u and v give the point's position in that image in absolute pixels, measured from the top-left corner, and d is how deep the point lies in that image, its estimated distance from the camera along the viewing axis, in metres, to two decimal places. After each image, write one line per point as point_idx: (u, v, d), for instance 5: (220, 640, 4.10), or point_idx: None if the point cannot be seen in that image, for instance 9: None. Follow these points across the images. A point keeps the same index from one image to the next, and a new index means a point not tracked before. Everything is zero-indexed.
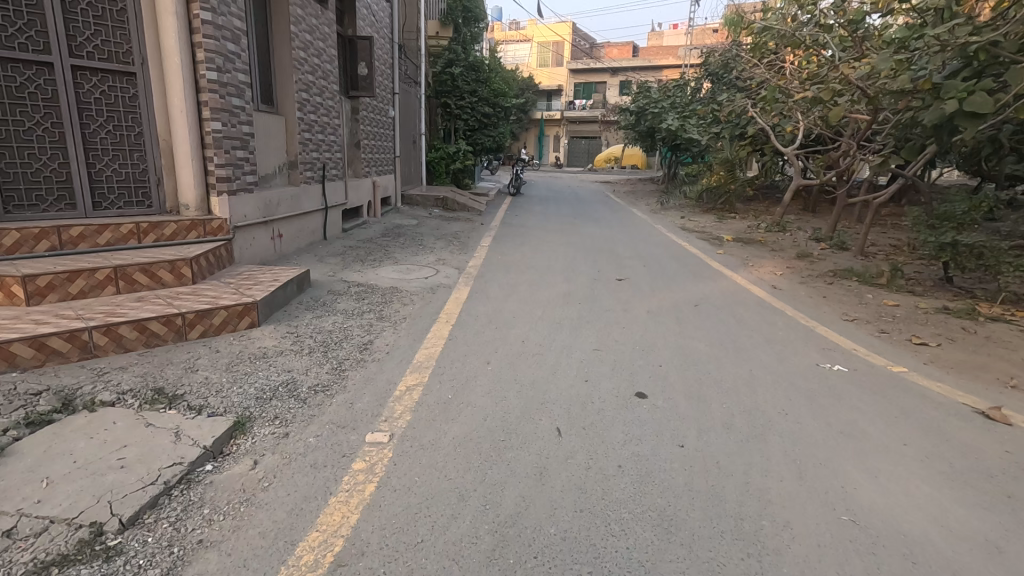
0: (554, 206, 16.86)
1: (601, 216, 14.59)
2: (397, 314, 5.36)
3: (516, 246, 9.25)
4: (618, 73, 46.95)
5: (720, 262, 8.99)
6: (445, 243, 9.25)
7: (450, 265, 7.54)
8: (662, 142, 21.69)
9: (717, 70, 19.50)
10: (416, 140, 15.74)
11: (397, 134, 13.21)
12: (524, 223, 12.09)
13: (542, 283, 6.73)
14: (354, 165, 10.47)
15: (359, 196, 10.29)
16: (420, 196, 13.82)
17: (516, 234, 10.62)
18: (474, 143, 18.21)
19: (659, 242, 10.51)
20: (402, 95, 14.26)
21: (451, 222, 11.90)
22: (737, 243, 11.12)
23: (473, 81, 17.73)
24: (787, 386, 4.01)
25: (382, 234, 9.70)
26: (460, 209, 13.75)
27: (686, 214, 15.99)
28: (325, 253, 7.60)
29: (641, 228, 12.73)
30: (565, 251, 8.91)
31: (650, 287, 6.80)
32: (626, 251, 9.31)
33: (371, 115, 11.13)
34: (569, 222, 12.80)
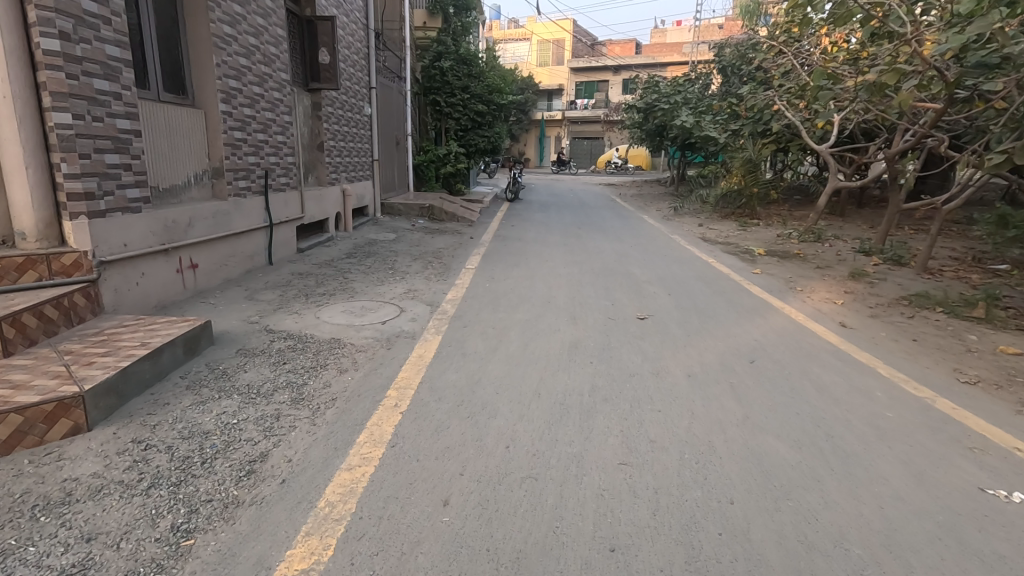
0: (555, 213, 15.18)
1: (609, 225, 12.91)
2: (327, 390, 3.68)
3: (509, 269, 7.56)
4: (622, 71, 45.34)
5: (760, 286, 7.30)
6: (423, 265, 7.59)
7: (421, 299, 5.87)
8: (673, 141, 20.04)
9: (733, 62, 17.79)
10: (399, 142, 14.16)
11: (375, 135, 11.59)
12: (520, 236, 10.40)
13: (540, 328, 5.05)
14: (316, 171, 8.81)
15: (321, 208, 8.63)
16: (402, 205, 12.15)
17: (510, 251, 8.95)
18: (467, 144, 16.59)
19: (680, 260, 8.80)
20: (383, 91, 12.67)
21: (435, 237, 10.22)
22: (772, 258, 9.43)
23: (465, 76, 16.09)
24: (960, 553, 2.31)
25: (348, 254, 8.04)
26: (449, 220, 12.11)
27: (703, 220, 14.30)
28: (262, 285, 5.93)
29: (656, 239, 11.02)
30: (569, 275, 7.21)
31: (684, 332, 5.09)
32: (644, 272, 7.62)
33: (339, 112, 9.48)
34: (573, 233, 11.12)
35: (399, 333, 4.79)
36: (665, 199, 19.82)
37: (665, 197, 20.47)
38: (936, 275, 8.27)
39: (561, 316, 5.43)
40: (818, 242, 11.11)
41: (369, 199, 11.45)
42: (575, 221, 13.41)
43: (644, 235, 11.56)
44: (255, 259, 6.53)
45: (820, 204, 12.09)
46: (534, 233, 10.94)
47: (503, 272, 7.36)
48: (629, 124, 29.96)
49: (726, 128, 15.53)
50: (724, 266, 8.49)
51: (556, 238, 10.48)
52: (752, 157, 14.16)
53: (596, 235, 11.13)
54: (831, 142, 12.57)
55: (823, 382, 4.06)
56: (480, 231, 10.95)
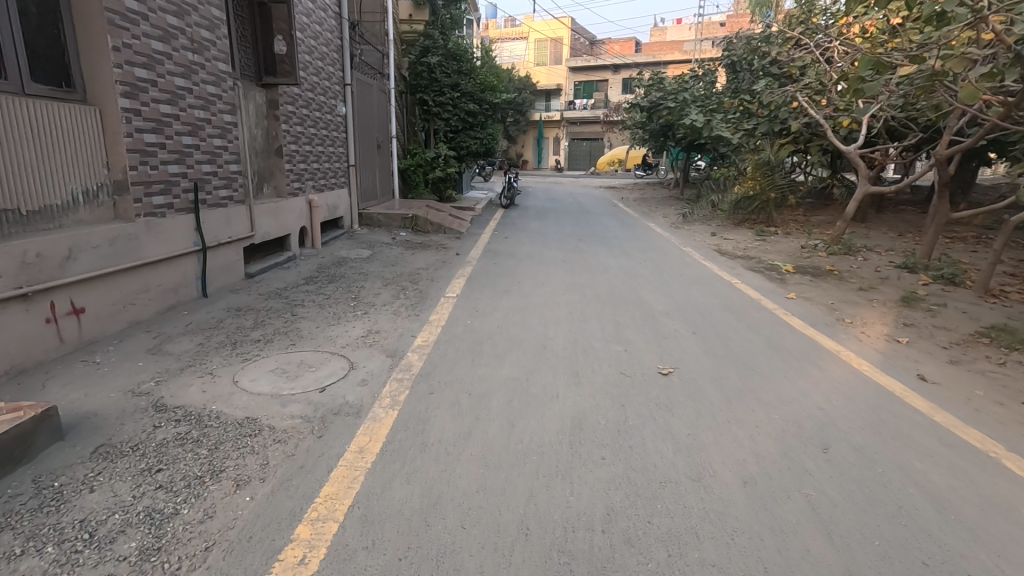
0: (553, 221, 13.91)
1: (613, 235, 11.69)
2: (202, 527, 2.43)
3: (496, 297, 6.30)
4: (621, 70, 44.22)
5: (800, 317, 6.07)
6: (393, 294, 6.33)
7: (382, 346, 4.63)
8: (679, 142, 18.84)
9: (744, 56, 16.54)
10: (382, 146, 12.97)
11: (351, 138, 10.39)
12: (513, 252, 9.13)
13: (532, 394, 3.81)
14: (274, 179, 7.59)
15: (279, 224, 7.38)
16: (382, 216, 10.91)
17: (499, 272, 7.69)
18: (457, 146, 15.38)
19: (697, 280, 7.60)
20: (362, 89, 11.47)
21: (416, 253, 8.97)
22: (803, 277, 8.20)
23: (455, 72, 14.86)
24: None
25: (305, 279, 6.79)
26: (434, 231, 10.86)
27: (715, 229, 13.05)
28: (181, 329, 4.69)
29: (667, 252, 9.78)
30: (567, 307, 5.96)
31: (723, 398, 3.84)
32: (658, 300, 6.37)
33: (303, 111, 8.25)
34: (572, 246, 9.88)
35: (339, 406, 3.54)
36: (672, 203, 18.55)
37: (672, 202, 19.20)
38: (1002, 298, 7.03)
39: (559, 371, 4.18)
40: (850, 255, 9.87)
41: (343, 209, 10.20)
42: (576, 231, 12.18)
43: (653, 247, 10.34)
44: (181, 292, 5.29)
45: (849, 210, 10.85)
46: (528, 247, 9.70)
47: (489, 301, 6.12)
48: (632, 124, 28.74)
49: (739, 127, 14.29)
50: (751, 289, 7.25)
51: (554, 252, 9.23)
52: (770, 159, 12.91)
53: (601, 248, 9.87)
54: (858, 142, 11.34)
55: (937, 493, 2.80)
56: (467, 246, 9.69)
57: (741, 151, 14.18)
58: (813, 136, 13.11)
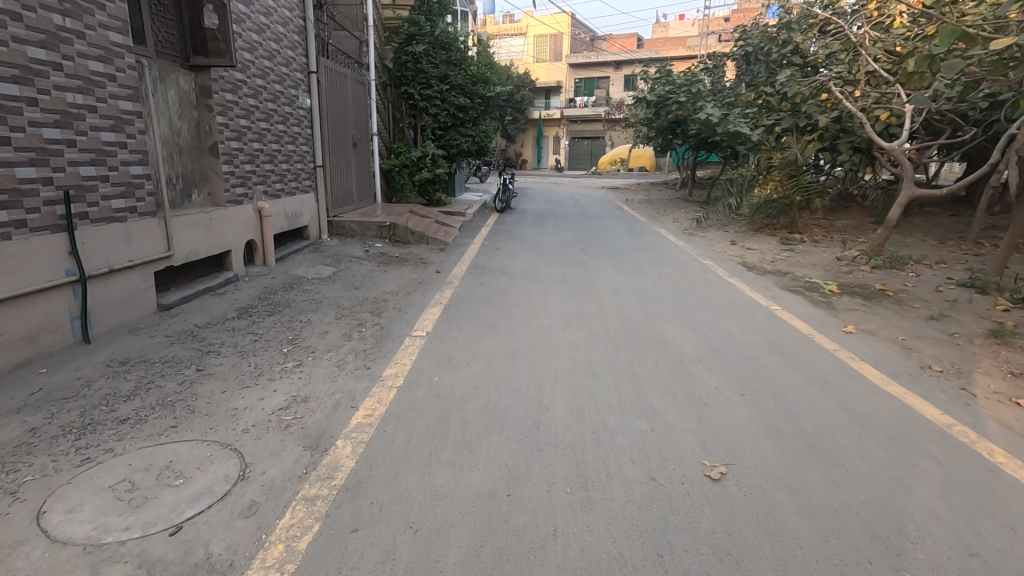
0: (552, 227, 12.50)
1: (621, 244, 10.29)
2: None
3: (476, 336, 4.89)
4: (624, 67, 42.92)
5: (874, 363, 4.65)
6: (345, 332, 4.93)
7: (306, 427, 3.23)
8: (688, 139, 17.48)
9: (760, 45, 15.15)
10: (362, 145, 11.56)
11: (318, 135, 9.00)
12: (504, 268, 7.73)
13: (516, 532, 2.40)
14: (209, 184, 6.19)
15: (213, 240, 5.99)
16: (356, 224, 9.50)
17: (484, 297, 6.28)
18: (446, 145, 14.01)
19: (727, 306, 6.21)
20: (335, 80, 10.06)
21: (389, 270, 7.58)
22: (853, 301, 6.79)
23: (444, 63, 13.46)
24: None
25: (239, 311, 5.40)
26: (415, 241, 9.47)
27: (734, 236, 11.64)
28: (18, 401, 3.31)
29: (686, 266, 8.38)
30: (569, 353, 4.55)
31: (816, 534, 2.44)
32: (684, 340, 4.96)
33: (249, 101, 6.84)
34: (573, 260, 8.48)
35: (190, 568, 2.13)
36: (681, 207, 17.15)
37: (681, 205, 17.79)
38: None
39: (557, 479, 2.79)
40: (898, 269, 8.45)
41: (308, 218, 8.79)
42: (578, 239, 10.78)
43: (668, 259, 8.94)
44: (44, 340, 3.90)
45: (892, 216, 9.44)
46: (522, 262, 8.29)
47: (466, 343, 4.71)
48: (635, 122, 27.31)
49: (759, 123, 12.92)
50: (796, 320, 5.85)
51: (552, 268, 7.83)
52: (797, 158, 11.53)
53: (608, 261, 8.49)
54: (901, 137, 9.93)
55: None
56: (451, 260, 8.29)
57: (761, 150, 12.80)
58: (842, 132, 11.72)
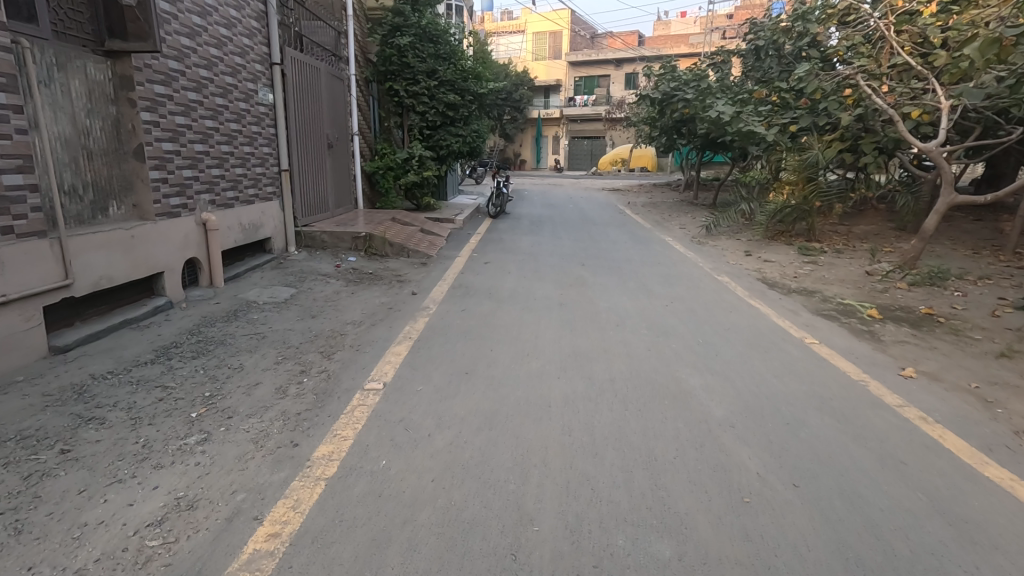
0: (548, 235, 11.48)
1: (624, 255, 9.27)
2: None
3: (445, 391, 3.86)
4: (624, 65, 41.93)
5: (957, 427, 3.61)
6: (280, 384, 3.90)
7: (173, 567, 2.20)
8: (694, 139, 16.48)
9: (771, 38, 14.11)
10: (339, 145, 10.53)
11: (283, 136, 7.97)
12: (490, 289, 6.70)
13: None
14: (133, 194, 5.18)
15: (135, 262, 4.99)
16: (327, 235, 8.47)
17: (464, 329, 5.26)
18: (435, 145, 13.01)
19: (754, 341, 5.18)
20: (306, 74, 9.01)
21: (357, 292, 6.55)
22: (900, 330, 5.76)
23: (431, 57, 12.42)
24: None
25: (157, 352, 4.37)
26: (394, 254, 8.44)
27: (749, 246, 10.61)
28: None
29: (699, 285, 7.35)
30: (563, 418, 3.52)
31: None
32: (709, 395, 3.93)
33: (190, 95, 5.80)
34: (571, 277, 7.45)
35: None
36: (687, 211, 16.13)
37: (687, 209, 16.77)
38: None
39: None
40: (941, 288, 7.42)
41: (271, 229, 7.76)
42: (577, 249, 9.74)
43: (678, 274, 7.91)
44: None
45: (929, 225, 8.41)
46: (513, 279, 7.26)
47: (432, 403, 3.68)
48: (638, 121, 26.28)
49: (773, 121, 11.89)
50: (840, 359, 4.82)
51: (546, 289, 6.81)
52: (818, 160, 10.54)
53: (610, 279, 7.46)
54: (938, 137, 8.90)
55: None
56: (431, 278, 7.26)
57: (775, 151, 11.76)
58: (865, 132, 10.73)
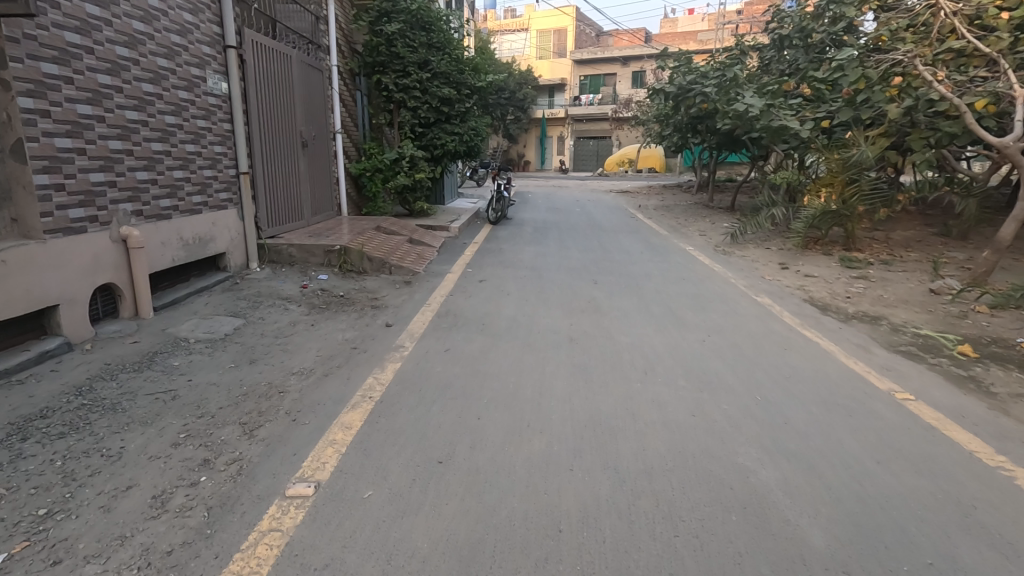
0: (554, 243, 10.22)
1: (643, 269, 8.01)
2: None
3: (404, 499, 2.62)
4: (631, 62, 40.70)
5: None
6: (164, 487, 2.66)
7: None
8: (712, 137, 15.23)
9: (800, 23, 12.66)
10: (317, 144, 9.32)
11: (241, 132, 6.75)
12: (483, 318, 5.45)
13: None
14: (12, 205, 4.04)
15: (9, 295, 3.81)
16: (295, 248, 7.24)
17: (444, 379, 4.01)
18: (429, 144, 11.81)
19: (828, 396, 3.91)
20: (275, 63, 7.79)
21: (319, 322, 5.32)
22: (1010, 376, 4.46)
23: (423, 46, 11.21)
24: None
25: (12, 427, 3.14)
26: (373, 271, 7.21)
27: (782, 256, 9.33)
28: None
29: (737, 310, 6.08)
30: (580, 560, 2.28)
31: None
32: (795, 504, 2.66)
33: (100, 77, 4.61)
34: (582, 300, 6.19)
35: None
36: (705, 215, 14.82)
37: (703, 213, 15.47)
38: None
39: None
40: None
41: (225, 242, 6.55)
42: (587, 262, 8.47)
43: (709, 296, 6.64)
44: None
45: (1004, 233, 7.03)
46: (512, 303, 6.00)
47: (380, 526, 2.44)
48: (647, 119, 24.96)
49: (807, 115, 10.59)
50: (952, 427, 3.54)
51: (553, 317, 5.55)
52: (863, 158, 9.29)
53: (629, 302, 6.20)
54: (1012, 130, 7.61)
55: None
56: (413, 303, 6.01)
57: (811, 148, 10.44)
58: (913, 126, 9.47)
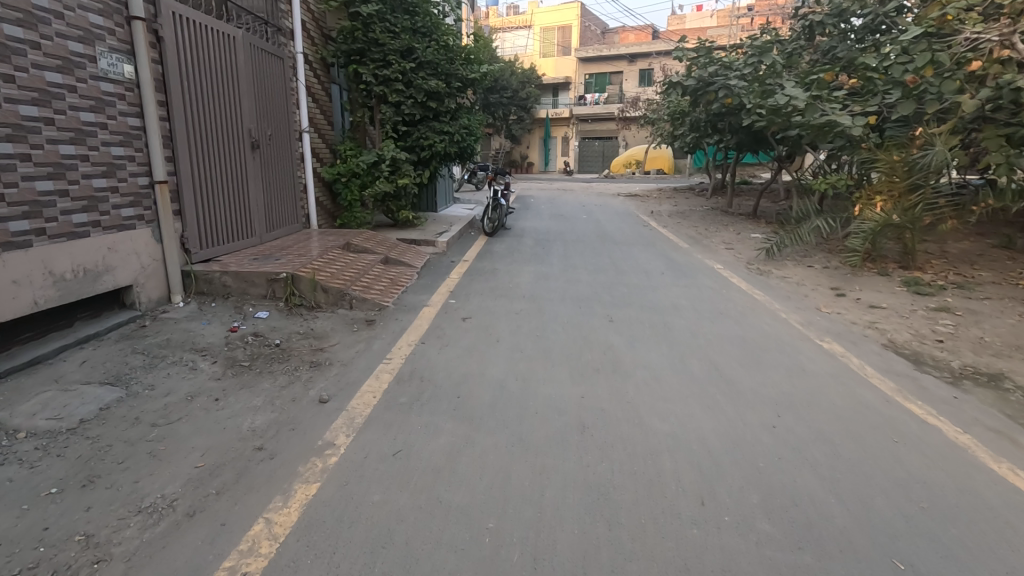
0: (559, 260, 8.70)
1: (668, 300, 6.45)
2: None
3: None
4: (637, 60, 39.21)
5: None
6: None
7: None
8: (733, 135, 13.70)
9: (838, 5, 11.04)
10: (275, 145, 7.79)
11: (153, 129, 5.20)
12: (458, 387, 3.90)
13: None
14: None
15: None
16: (230, 276, 5.72)
17: (380, 524, 2.47)
18: (415, 145, 10.30)
19: (1011, 562, 2.36)
20: (213, 43, 6.25)
21: (229, 393, 3.79)
22: None
23: (407, 33, 9.72)
24: None
25: None
26: (329, 305, 5.69)
27: (833, 279, 7.76)
28: None
29: (804, 366, 4.51)
30: None
31: None
32: None
33: None
34: (595, 352, 4.64)
35: None
36: (727, 224, 13.28)
37: (724, 221, 13.93)
38: None
39: None
40: None
41: (131, 272, 5.04)
42: (598, 287, 6.93)
43: (761, 343, 5.07)
44: None
45: None
46: (501, 359, 4.45)
47: None
48: (658, 118, 23.39)
49: (855, 108, 8.99)
50: None
51: (556, 382, 4.01)
52: (934, 160, 7.70)
53: (657, 354, 4.64)
54: None
55: None
56: (369, 357, 4.47)
57: (862, 148, 8.83)
58: (989, 121, 7.87)
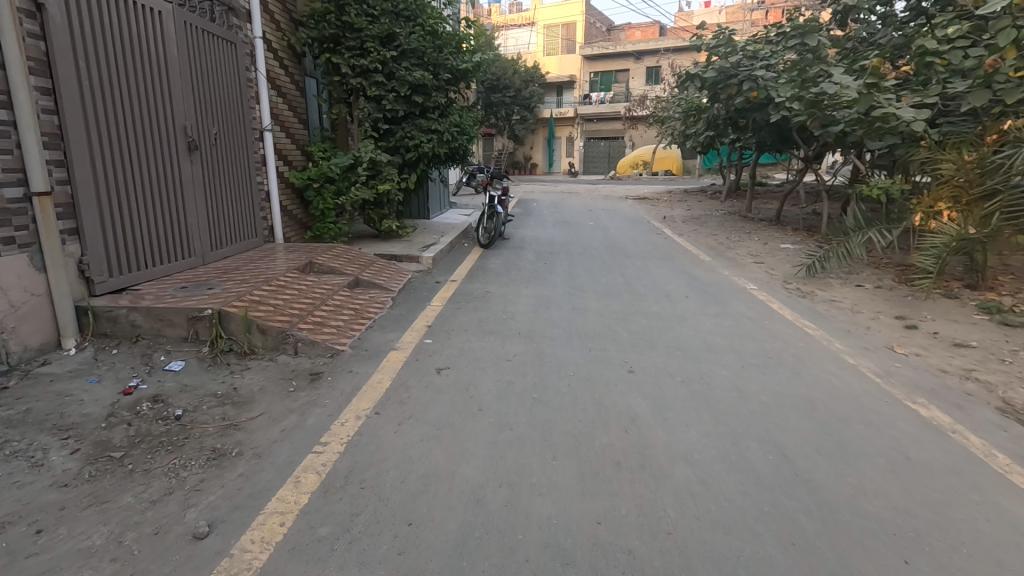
0: (562, 279, 7.41)
1: (699, 339, 5.14)
2: None
3: None
4: (644, 57, 37.91)
5: None
6: None
7: None
8: (756, 134, 12.40)
9: None
10: (224, 145, 6.55)
11: (26, 123, 3.95)
12: (411, 507, 2.61)
13: None
14: None
15: None
16: (140, 313, 4.45)
17: None
18: (398, 146, 9.03)
19: None
20: (128, 17, 5.01)
21: (63, 518, 2.51)
22: None
23: (387, 16, 8.46)
24: None
25: None
26: (267, 351, 4.45)
27: (893, 305, 6.45)
28: None
29: (907, 454, 3.20)
30: None
31: None
32: None
33: None
34: (612, 432, 3.34)
35: None
36: (750, 232, 11.96)
37: (746, 228, 12.60)
38: None
39: None
40: None
41: None
42: (611, 319, 5.64)
43: (834, 409, 3.75)
44: None
45: None
46: (480, 447, 3.16)
47: None
48: (669, 115, 22.03)
49: (911, 100, 7.65)
50: None
51: (558, 494, 2.73)
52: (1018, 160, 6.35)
53: (698, 434, 3.34)
54: None
55: None
56: (295, 443, 3.18)
57: (921, 147, 7.48)
58: None
